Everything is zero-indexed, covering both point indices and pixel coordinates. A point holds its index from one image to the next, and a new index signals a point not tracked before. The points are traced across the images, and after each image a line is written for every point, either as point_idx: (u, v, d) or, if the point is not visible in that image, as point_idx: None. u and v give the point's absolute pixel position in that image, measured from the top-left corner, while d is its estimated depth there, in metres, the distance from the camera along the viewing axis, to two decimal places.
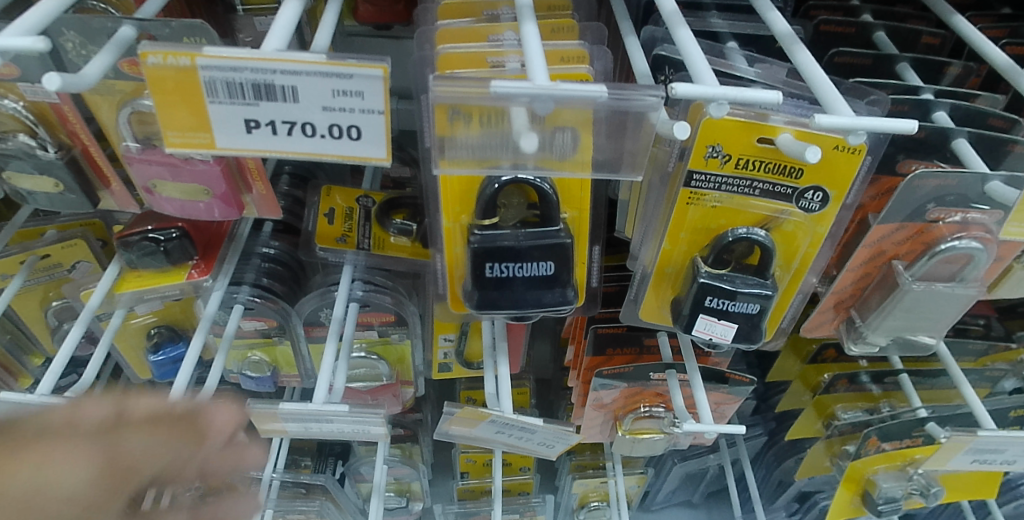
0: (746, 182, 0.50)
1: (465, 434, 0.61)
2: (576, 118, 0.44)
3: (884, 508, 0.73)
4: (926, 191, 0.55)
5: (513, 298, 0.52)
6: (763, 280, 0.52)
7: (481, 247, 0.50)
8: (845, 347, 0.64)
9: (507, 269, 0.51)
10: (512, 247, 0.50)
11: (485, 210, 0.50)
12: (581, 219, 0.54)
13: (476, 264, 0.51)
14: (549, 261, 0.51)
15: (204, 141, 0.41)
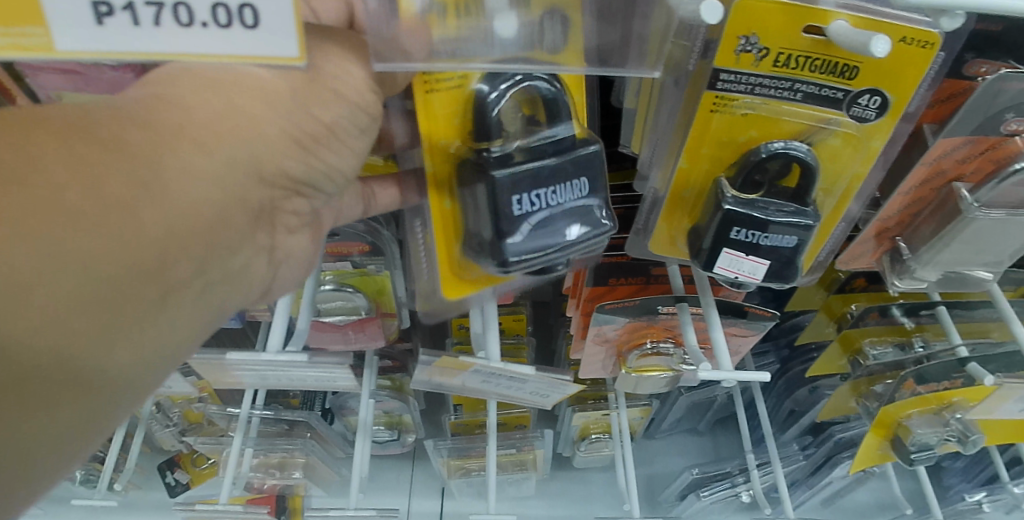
0: (786, 84, 0.39)
1: (447, 381, 0.55)
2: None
3: (917, 456, 0.66)
4: (1007, 98, 0.43)
5: (556, 237, 0.41)
6: (801, 207, 0.43)
7: (504, 174, 0.39)
8: (887, 283, 0.54)
9: (539, 199, 0.41)
10: (540, 171, 0.40)
11: (491, 129, 0.40)
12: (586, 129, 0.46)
13: (502, 202, 0.40)
14: (583, 174, 0.41)
15: (35, 40, 0.28)
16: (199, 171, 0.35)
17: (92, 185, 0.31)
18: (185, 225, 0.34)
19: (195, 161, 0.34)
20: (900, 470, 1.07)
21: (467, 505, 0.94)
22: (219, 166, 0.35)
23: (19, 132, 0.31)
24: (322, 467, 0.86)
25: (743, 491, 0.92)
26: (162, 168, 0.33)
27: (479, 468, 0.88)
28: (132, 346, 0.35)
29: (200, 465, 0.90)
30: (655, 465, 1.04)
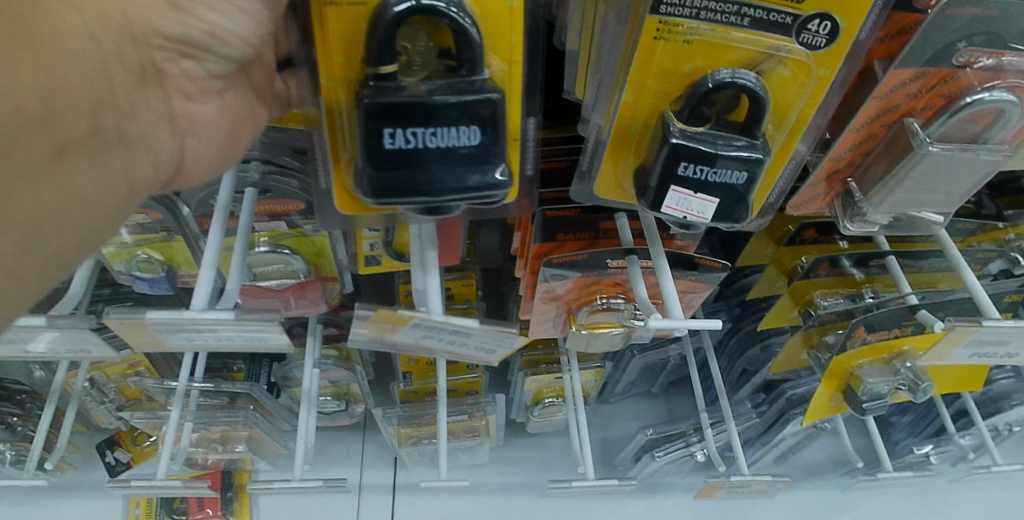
0: (733, 7, 0.37)
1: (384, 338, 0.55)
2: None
3: (868, 406, 0.67)
4: (959, 25, 0.41)
5: (423, 179, 0.39)
6: (751, 141, 0.41)
7: (376, 103, 0.37)
8: (839, 228, 0.53)
9: (414, 137, 0.38)
10: (418, 108, 0.37)
11: (379, 51, 0.36)
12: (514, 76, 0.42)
13: (370, 131, 0.38)
14: (477, 123, 0.38)
15: None
16: (73, 28, 0.33)
17: None
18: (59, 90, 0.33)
19: (65, 16, 0.33)
20: (852, 428, 1.09)
21: (420, 475, 0.94)
22: (89, 26, 0.34)
23: None
24: (267, 440, 0.82)
25: (698, 451, 0.92)
26: (32, 20, 0.31)
27: (431, 435, 0.87)
28: (31, 210, 0.34)
29: (140, 444, 0.88)
30: (610, 430, 1.03)
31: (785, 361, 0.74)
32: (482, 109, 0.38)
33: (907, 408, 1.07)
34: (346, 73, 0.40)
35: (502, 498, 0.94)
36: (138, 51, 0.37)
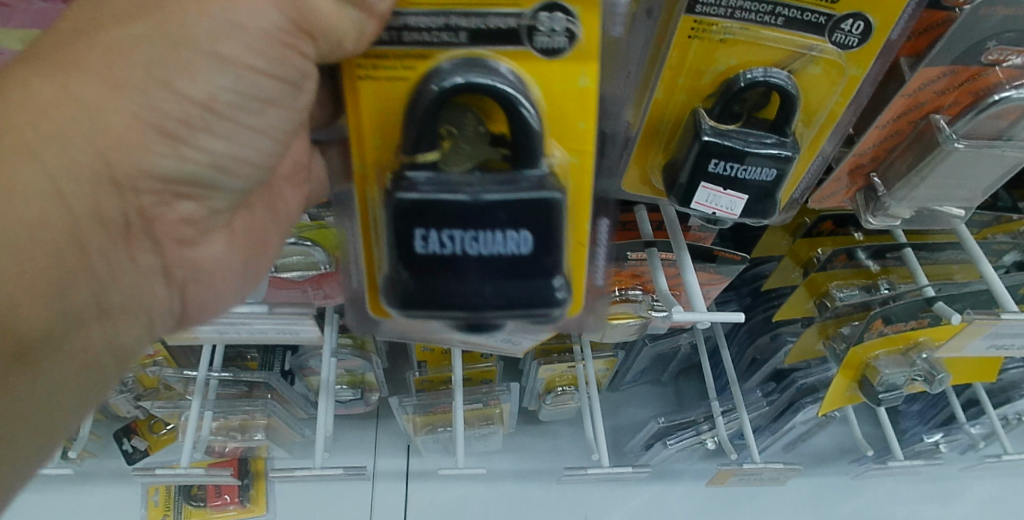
0: (768, 6, 0.38)
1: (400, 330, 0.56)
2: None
3: (884, 396, 0.68)
4: (991, 24, 0.41)
5: (459, 292, 0.39)
6: (781, 138, 0.41)
7: (408, 200, 0.37)
8: (861, 221, 0.53)
9: (451, 241, 0.37)
10: (456, 207, 0.37)
11: (416, 137, 0.37)
12: (583, 162, 0.41)
13: (401, 232, 0.38)
14: (524, 224, 0.38)
15: None
16: (56, 206, 0.39)
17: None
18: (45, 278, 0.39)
19: (32, 180, 0.37)
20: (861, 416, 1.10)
21: (433, 462, 0.96)
22: (62, 188, 0.38)
23: None
24: (284, 428, 0.84)
25: (709, 439, 0.93)
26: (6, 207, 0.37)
27: (445, 423, 0.88)
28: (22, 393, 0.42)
29: (158, 431, 0.90)
30: (620, 417, 1.04)
31: (800, 352, 0.75)
32: (527, 209, 0.37)
33: (915, 397, 1.08)
34: (379, 157, 0.41)
35: (514, 485, 0.96)
36: (122, 203, 0.42)
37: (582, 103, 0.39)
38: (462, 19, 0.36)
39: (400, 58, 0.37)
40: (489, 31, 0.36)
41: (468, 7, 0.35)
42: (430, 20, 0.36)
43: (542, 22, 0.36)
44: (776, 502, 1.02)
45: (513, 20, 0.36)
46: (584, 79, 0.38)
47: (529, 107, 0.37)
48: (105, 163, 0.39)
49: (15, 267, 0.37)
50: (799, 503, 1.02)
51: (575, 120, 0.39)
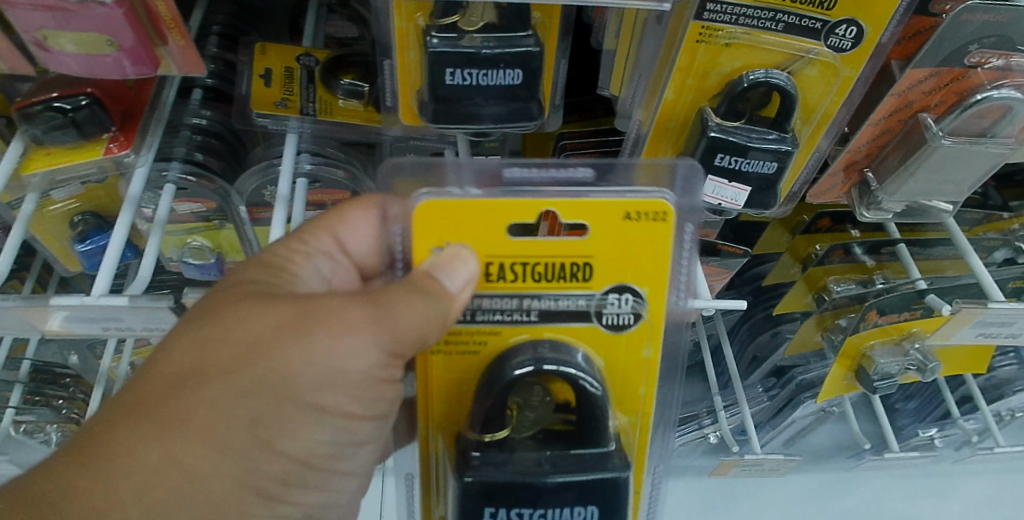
0: (769, 13, 0.42)
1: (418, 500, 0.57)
2: (607, 207, 0.43)
3: (879, 384, 0.71)
4: (971, 30, 0.45)
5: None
6: (781, 134, 0.45)
7: (475, 482, 0.43)
8: (856, 215, 0.57)
9: (520, 517, 0.43)
10: (524, 494, 0.43)
11: (483, 421, 0.44)
12: (643, 425, 0.51)
13: (471, 508, 0.43)
14: (597, 506, 0.44)
15: None
16: (208, 445, 0.40)
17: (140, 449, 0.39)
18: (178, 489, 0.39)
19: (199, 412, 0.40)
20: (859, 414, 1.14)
21: None
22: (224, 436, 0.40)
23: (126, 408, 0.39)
24: None
25: (711, 433, 0.97)
26: (176, 416, 0.39)
27: None
28: None
29: None
30: None
31: (799, 344, 0.78)
32: (595, 490, 0.43)
33: (911, 395, 1.12)
34: (444, 417, 0.49)
35: None
36: (270, 467, 0.42)
37: (645, 368, 0.48)
38: (535, 295, 0.44)
39: (477, 343, 0.46)
40: (559, 288, 0.44)
41: (538, 290, 0.44)
42: (497, 314, 0.45)
43: (611, 291, 0.45)
44: (776, 495, 1.05)
45: (585, 302, 0.45)
46: (647, 351, 0.47)
47: (593, 382, 0.44)
48: (259, 422, 0.40)
49: (164, 484, 0.39)
50: (797, 496, 1.05)
51: (629, 367, 0.48)
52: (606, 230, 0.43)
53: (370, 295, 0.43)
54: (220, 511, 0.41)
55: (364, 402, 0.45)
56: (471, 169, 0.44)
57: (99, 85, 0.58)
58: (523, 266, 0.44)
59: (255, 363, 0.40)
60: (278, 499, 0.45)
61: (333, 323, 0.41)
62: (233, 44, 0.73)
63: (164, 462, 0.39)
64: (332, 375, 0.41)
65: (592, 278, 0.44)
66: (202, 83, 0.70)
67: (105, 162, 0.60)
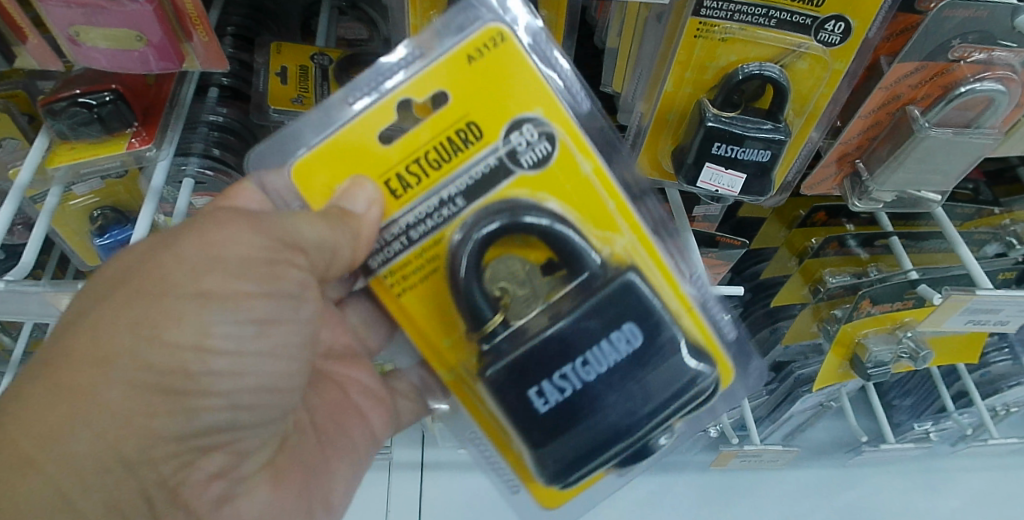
0: (762, 10, 0.45)
1: (490, 457, 0.58)
2: (451, 65, 0.45)
3: (873, 371, 0.73)
4: (953, 25, 0.48)
5: (611, 437, 0.47)
6: (776, 124, 0.47)
7: (497, 371, 0.46)
8: (849, 205, 0.60)
9: (568, 383, 0.46)
10: (554, 356, 0.45)
11: (471, 314, 0.47)
12: (644, 243, 0.49)
13: (526, 408, 0.46)
14: (632, 323, 0.46)
15: None
16: (96, 345, 0.43)
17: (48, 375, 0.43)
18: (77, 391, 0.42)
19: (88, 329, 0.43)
20: (857, 410, 1.15)
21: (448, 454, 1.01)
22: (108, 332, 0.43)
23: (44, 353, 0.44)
24: None
25: (712, 427, 0.98)
26: (68, 341, 0.43)
27: None
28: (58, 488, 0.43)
29: None
30: None
31: (795, 335, 0.80)
32: (613, 306, 0.46)
33: (908, 391, 1.13)
34: (452, 351, 0.51)
35: None
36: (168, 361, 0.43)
37: (584, 182, 0.48)
38: (450, 173, 0.46)
39: (426, 261, 0.48)
40: (466, 153, 0.46)
41: (448, 175, 0.46)
42: (428, 221, 0.47)
43: (511, 128, 0.46)
44: (775, 489, 1.07)
45: (494, 156, 0.46)
46: (586, 167, 0.48)
47: (541, 216, 0.46)
48: (136, 315, 0.43)
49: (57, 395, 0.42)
50: (796, 490, 1.07)
51: (579, 191, 0.48)
52: (463, 87, 0.45)
53: (251, 214, 0.46)
54: (122, 427, 0.43)
55: (264, 282, 0.46)
56: (319, 113, 0.46)
57: (122, 82, 0.61)
58: (422, 155, 0.46)
59: (130, 278, 0.44)
60: (186, 404, 0.45)
61: (212, 225, 0.45)
62: (248, 45, 0.76)
63: (59, 374, 0.42)
64: (212, 253, 0.44)
65: (486, 130, 0.46)
66: (219, 82, 0.72)
67: (127, 157, 0.62)
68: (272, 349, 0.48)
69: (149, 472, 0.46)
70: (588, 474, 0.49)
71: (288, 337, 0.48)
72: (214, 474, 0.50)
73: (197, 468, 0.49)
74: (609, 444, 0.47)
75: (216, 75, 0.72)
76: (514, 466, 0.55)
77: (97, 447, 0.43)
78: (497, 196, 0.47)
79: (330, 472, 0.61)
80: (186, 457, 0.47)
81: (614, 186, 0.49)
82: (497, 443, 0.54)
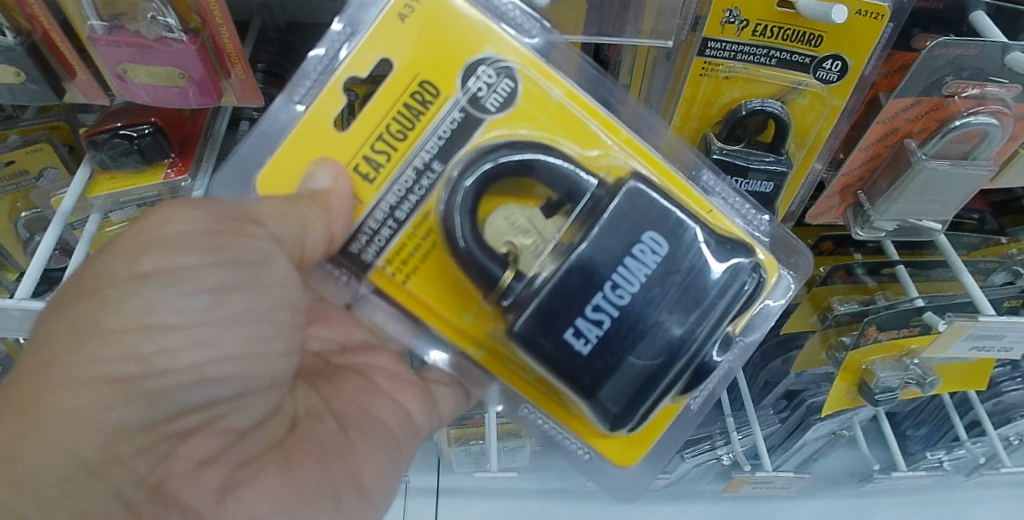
0: (763, 50, 0.50)
1: (554, 434, 0.60)
2: (388, 29, 0.49)
3: (880, 396, 0.74)
4: (945, 62, 0.50)
5: (668, 359, 0.46)
6: (777, 156, 0.54)
7: (522, 327, 0.46)
8: (852, 233, 0.62)
9: (600, 309, 0.45)
10: (580, 290, 0.46)
11: (473, 269, 0.48)
12: (645, 153, 0.51)
13: (567, 357, 0.46)
14: (652, 232, 0.46)
15: None
16: (62, 334, 0.47)
17: (32, 359, 0.48)
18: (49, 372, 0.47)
19: (58, 325, 0.48)
20: (871, 441, 1.15)
21: (463, 479, 1.03)
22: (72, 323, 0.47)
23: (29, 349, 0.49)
24: None
25: (723, 454, 0.98)
26: (45, 336, 0.48)
27: (476, 437, 0.96)
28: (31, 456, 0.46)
29: None
30: None
31: (804, 362, 0.81)
32: (625, 217, 0.46)
33: (922, 421, 1.12)
34: (475, 316, 0.54)
35: (538, 502, 1.01)
36: (114, 347, 0.47)
37: (558, 104, 0.51)
38: (421, 135, 0.50)
39: (421, 239, 0.52)
40: (428, 113, 0.50)
41: (415, 142, 0.50)
42: (409, 197, 0.51)
43: (466, 73, 0.50)
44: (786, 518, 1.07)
45: (456, 109, 0.50)
46: (557, 93, 0.51)
47: (516, 148, 0.49)
48: (94, 304, 0.47)
49: (37, 383, 0.47)
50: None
51: (555, 115, 0.51)
52: (403, 54, 0.50)
53: (199, 200, 0.49)
54: (80, 423, 0.47)
55: (213, 250, 0.48)
56: (271, 121, 0.50)
57: (162, 115, 0.64)
58: (387, 129, 0.50)
59: (89, 279, 0.48)
60: (143, 388, 0.48)
61: (147, 220, 0.48)
62: (278, 80, 0.76)
63: (38, 361, 0.48)
64: (149, 237, 0.47)
65: (440, 85, 0.50)
66: (250, 116, 0.77)
67: (161, 187, 0.66)
68: (235, 316, 0.49)
69: (120, 470, 0.47)
70: (653, 410, 0.48)
71: (253, 302, 0.50)
72: (201, 461, 0.49)
73: (179, 457, 0.49)
74: (668, 367, 0.46)
75: (247, 109, 0.77)
76: (574, 425, 0.58)
77: (54, 453, 0.47)
78: (474, 142, 0.50)
79: (356, 453, 0.59)
80: (162, 447, 0.49)
81: (591, 105, 0.51)
82: (549, 407, 0.58)
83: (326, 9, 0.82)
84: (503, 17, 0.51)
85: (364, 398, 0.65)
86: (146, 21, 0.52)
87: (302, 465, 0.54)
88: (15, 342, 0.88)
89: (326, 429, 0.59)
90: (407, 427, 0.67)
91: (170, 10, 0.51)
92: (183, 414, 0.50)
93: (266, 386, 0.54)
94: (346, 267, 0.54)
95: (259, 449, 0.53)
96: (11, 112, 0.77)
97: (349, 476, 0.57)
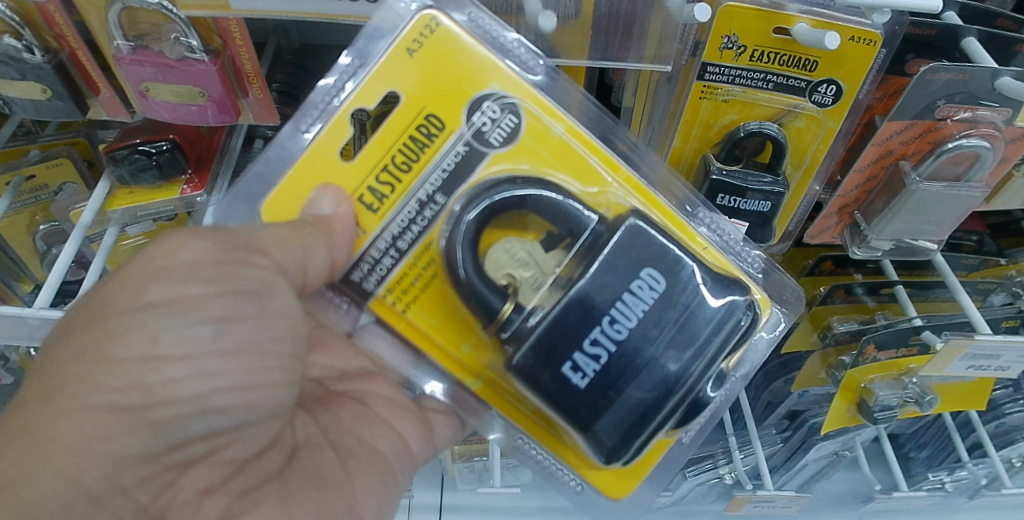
0: (760, 74, 0.52)
1: (548, 465, 0.61)
2: (396, 64, 0.51)
3: (880, 415, 0.75)
4: (937, 86, 0.52)
5: (663, 394, 0.47)
6: (775, 177, 0.56)
7: (521, 361, 0.47)
8: (850, 253, 0.64)
9: (598, 344, 0.47)
10: (578, 324, 0.47)
11: (473, 299, 0.50)
12: (642, 191, 0.54)
13: (566, 390, 0.47)
14: (650, 269, 0.48)
15: None
16: (64, 364, 0.48)
17: (35, 383, 0.48)
18: (50, 400, 0.47)
19: (61, 353, 0.49)
20: (873, 463, 1.14)
21: (466, 496, 1.03)
22: (76, 353, 0.48)
23: (32, 373, 0.50)
24: None
25: (726, 473, 0.98)
26: (47, 364, 0.49)
27: (481, 452, 0.97)
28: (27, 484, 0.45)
29: None
30: None
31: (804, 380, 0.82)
32: (624, 255, 0.48)
33: (924, 443, 1.11)
34: (475, 348, 0.56)
35: None
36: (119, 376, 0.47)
37: (560, 139, 0.53)
38: (425, 168, 0.52)
39: (422, 268, 0.54)
40: (433, 146, 0.52)
41: (419, 175, 0.52)
42: (412, 227, 0.52)
43: (471, 108, 0.52)
44: None
45: (461, 143, 0.52)
46: (558, 129, 0.53)
47: (514, 185, 0.51)
48: (100, 332, 0.47)
49: (37, 411, 0.47)
50: None
51: (556, 151, 0.53)
52: (410, 89, 0.52)
53: (206, 229, 0.50)
54: (83, 450, 0.47)
55: (218, 280, 0.49)
56: (277, 150, 0.53)
57: (180, 133, 0.67)
58: (392, 162, 0.52)
59: (93, 305, 0.49)
60: (149, 417, 0.48)
61: (155, 248, 0.49)
62: (292, 100, 0.79)
63: (39, 389, 0.48)
64: (157, 266, 0.48)
65: (446, 120, 0.52)
66: (264, 135, 0.79)
67: (178, 202, 0.68)
68: (238, 347, 0.50)
69: (124, 501, 0.48)
70: (647, 443, 0.49)
71: (255, 333, 0.51)
72: (203, 490, 0.51)
73: (182, 486, 0.50)
74: (662, 403, 0.47)
75: (262, 128, 0.79)
76: (569, 458, 0.59)
77: (58, 479, 0.46)
78: (475, 178, 0.52)
79: (354, 483, 0.60)
80: (166, 477, 0.50)
81: (592, 143, 0.54)
82: (543, 438, 0.59)
83: (340, 33, 0.85)
84: (507, 55, 0.52)
85: (362, 429, 0.67)
86: (169, 41, 0.54)
87: (300, 497, 0.55)
88: (27, 354, 0.89)
89: (325, 460, 0.61)
90: (404, 458, 0.68)
91: (192, 31, 0.53)
92: (188, 443, 0.51)
93: (268, 417, 0.55)
94: (346, 295, 0.56)
95: (257, 481, 0.54)
96: (31, 127, 0.80)
97: (346, 509, 0.58)
